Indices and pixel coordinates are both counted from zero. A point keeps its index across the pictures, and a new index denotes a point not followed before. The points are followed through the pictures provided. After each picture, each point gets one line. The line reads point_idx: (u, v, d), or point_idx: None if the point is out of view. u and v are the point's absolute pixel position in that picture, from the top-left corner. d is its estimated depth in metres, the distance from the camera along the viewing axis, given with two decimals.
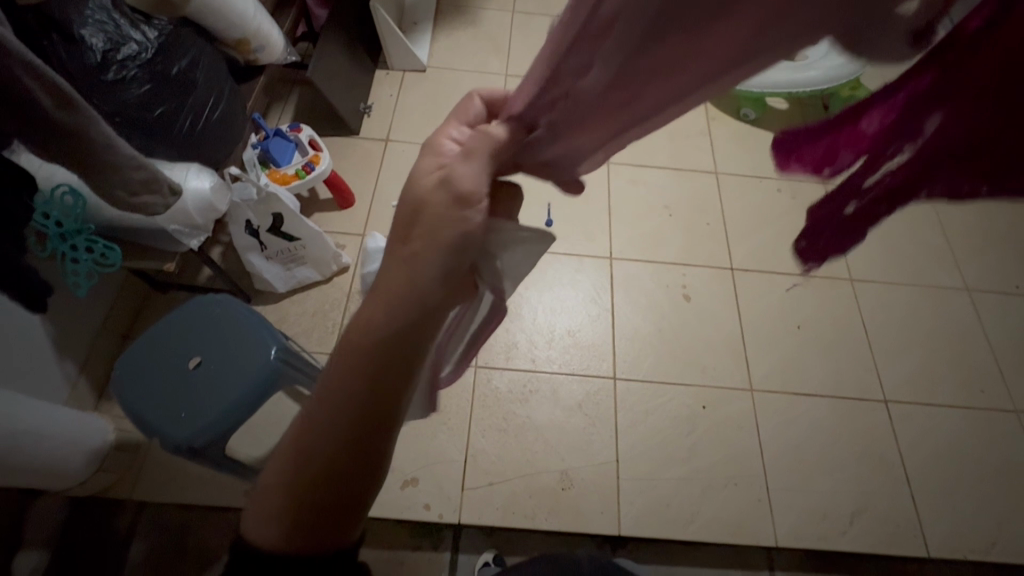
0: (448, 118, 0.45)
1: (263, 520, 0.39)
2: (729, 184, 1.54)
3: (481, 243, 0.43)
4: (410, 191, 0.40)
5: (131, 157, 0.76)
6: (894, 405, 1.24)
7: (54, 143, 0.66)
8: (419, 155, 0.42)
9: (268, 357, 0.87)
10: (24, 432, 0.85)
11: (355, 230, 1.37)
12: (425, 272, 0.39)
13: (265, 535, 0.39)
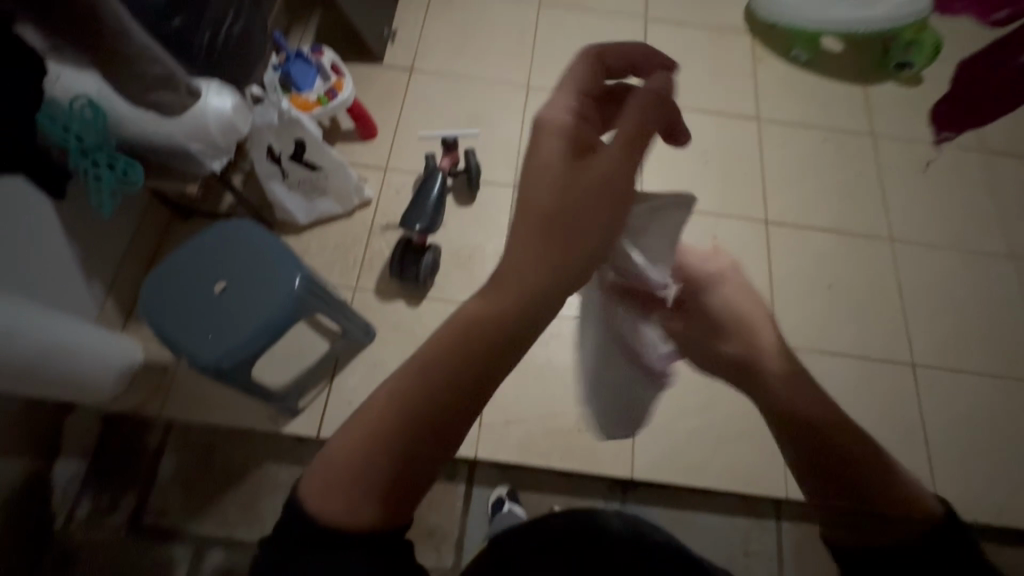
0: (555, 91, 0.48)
1: (336, 496, 0.35)
2: (771, 132, 1.45)
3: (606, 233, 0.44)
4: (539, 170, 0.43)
5: (149, 48, 0.74)
6: (922, 369, 1.22)
7: (71, 30, 0.65)
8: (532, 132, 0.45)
9: (292, 286, 0.87)
10: (33, 341, 0.83)
11: (378, 163, 1.33)
12: (533, 251, 0.40)
13: (346, 515, 0.34)
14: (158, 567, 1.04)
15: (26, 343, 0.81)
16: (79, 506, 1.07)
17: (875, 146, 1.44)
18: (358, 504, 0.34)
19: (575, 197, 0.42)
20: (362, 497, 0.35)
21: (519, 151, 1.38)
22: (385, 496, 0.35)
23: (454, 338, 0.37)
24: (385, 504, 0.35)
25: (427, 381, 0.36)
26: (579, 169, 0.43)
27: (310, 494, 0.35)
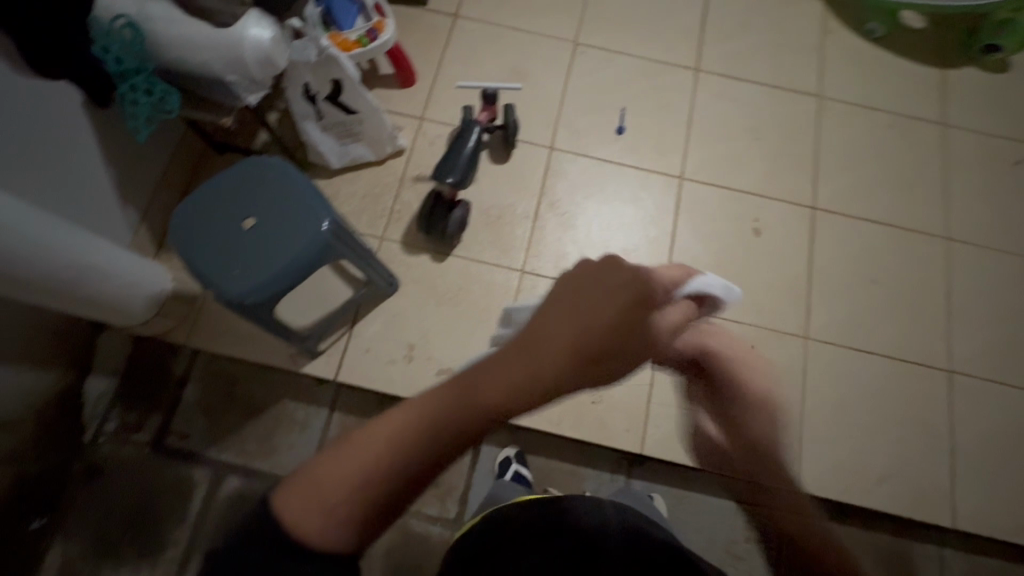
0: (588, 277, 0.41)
1: (316, 519, 0.36)
2: (832, 113, 1.35)
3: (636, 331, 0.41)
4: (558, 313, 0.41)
5: None
6: (959, 376, 1.16)
7: None
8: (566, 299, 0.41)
9: (319, 229, 0.86)
10: (50, 260, 0.82)
11: (414, 112, 1.30)
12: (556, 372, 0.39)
13: (317, 533, 0.36)
14: (178, 485, 1.09)
15: (43, 263, 0.81)
16: (108, 421, 1.12)
17: (943, 136, 1.33)
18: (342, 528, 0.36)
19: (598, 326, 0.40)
20: (346, 521, 0.36)
21: (560, 111, 1.32)
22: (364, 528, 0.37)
23: (441, 411, 0.38)
24: (361, 532, 0.37)
25: (430, 436, 0.38)
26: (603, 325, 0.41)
27: (296, 512, 0.36)
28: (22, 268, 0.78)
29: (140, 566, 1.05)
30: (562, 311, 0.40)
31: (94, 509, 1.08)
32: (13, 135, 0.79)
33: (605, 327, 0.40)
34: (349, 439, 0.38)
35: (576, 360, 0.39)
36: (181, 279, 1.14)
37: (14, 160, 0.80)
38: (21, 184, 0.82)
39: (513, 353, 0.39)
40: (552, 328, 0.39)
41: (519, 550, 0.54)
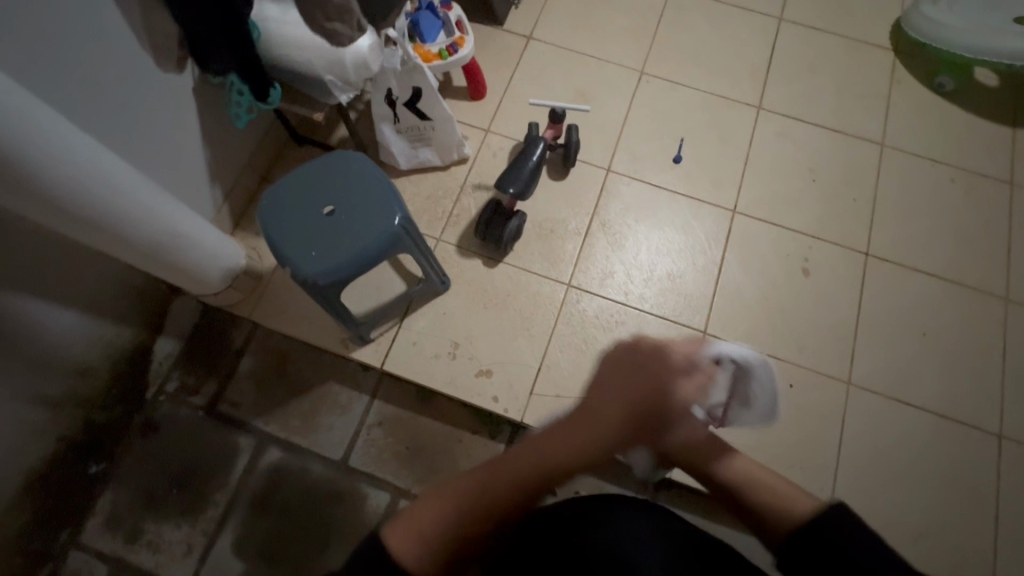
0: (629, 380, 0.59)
1: (405, 543, 0.53)
2: (893, 162, 1.35)
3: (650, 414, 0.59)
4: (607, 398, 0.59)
5: None
6: (1009, 441, 1.12)
7: None
8: (610, 397, 0.59)
9: (391, 222, 0.93)
10: (106, 200, 0.83)
11: (480, 124, 1.37)
12: (606, 433, 0.58)
13: (407, 552, 0.53)
14: (223, 451, 1.16)
15: (129, 224, 0.88)
16: (169, 381, 1.20)
17: (1009, 195, 1.31)
18: (425, 551, 0.54)
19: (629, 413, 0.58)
20: (426, 540, 0.54)
21: (620, 135, 1.37)
22: (443, 547, 0.54)
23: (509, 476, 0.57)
24: (435, 557, 0.54)
25: (500, 487, 0.57)
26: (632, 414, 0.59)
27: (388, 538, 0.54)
28: (81, 208, 0.80)
29: (181, 520, 1.11)
30: (615, 384, 0.59)
31: (144, 463, 1.15)
32: (109, 97, 0.87)
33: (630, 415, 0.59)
34: (430, 493, 0.58)
35: (617, 425, 0.58)
36: (252, 258, 1.22)
37: (109, 120, 0.88)
38: (111, 139, 0.89)
39: (566, 431, 0.59)
40: (603, 401, 0.59)
41: (596, 530, 0.62)
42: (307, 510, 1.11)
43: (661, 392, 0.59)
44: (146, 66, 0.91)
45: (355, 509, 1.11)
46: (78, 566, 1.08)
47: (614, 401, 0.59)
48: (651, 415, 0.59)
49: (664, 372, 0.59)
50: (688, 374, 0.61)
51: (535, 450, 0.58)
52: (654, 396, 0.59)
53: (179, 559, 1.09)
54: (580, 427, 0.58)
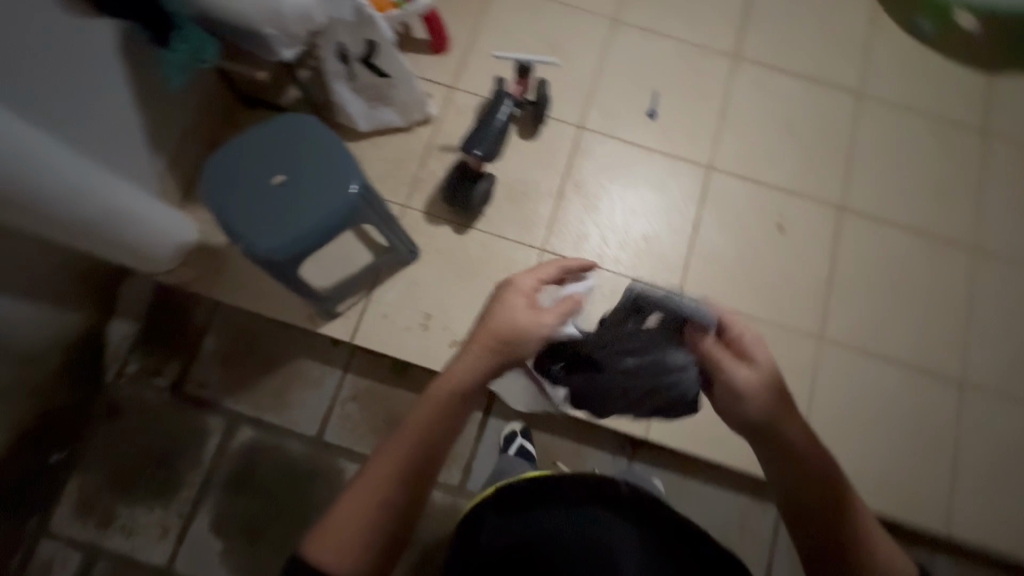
0: (483, 326, 0.65)
1: (336, 553, 0.54)
2: (870, 112, 1.32)
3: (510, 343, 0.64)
4: (473, 345, 0.65)
5: None
6: (970, 388, 1.16)
7: None
8: (472, 345, 0.65)
9: (348, 191, 0.87)
10: (26, 177, 0.74)
11: (445, 80, 1.28)
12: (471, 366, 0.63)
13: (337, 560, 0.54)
14: (193, 432, 1.12)
15: (59, 200, 0.80)
16: (129, 363, 1.15)
17: (983, 145, 1.30)
18: (364, 557, 0.55)
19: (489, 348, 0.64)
20: (358, 542, 0.55)
21: (593, 89, 1.30)
22: (381, 546, 0.56)
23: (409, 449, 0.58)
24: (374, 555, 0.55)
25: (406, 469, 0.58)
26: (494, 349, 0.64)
27: (313, 555, 0.54)
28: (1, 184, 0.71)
29: (154, 503, 1.09)
30: (478, 337, 0.65)
31: (110, 448, 1.11)
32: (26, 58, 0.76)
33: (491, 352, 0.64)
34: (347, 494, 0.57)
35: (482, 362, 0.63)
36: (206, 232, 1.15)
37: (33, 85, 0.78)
38: (48, 112, 0.79)
39: (443, 385, 0.62)
40: (469, 350, 0.64)
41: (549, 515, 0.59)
42: (285, 487, 1.10)
43: (512, 318, 0.65)
44: (67, 22, 0.80)
45: (334, 484, 1.10)
46: (50, 554, 1.06)
47: (476, 345, 0.64)
48: (507, 338, 0.64)
49: (507, 300, 0.67)
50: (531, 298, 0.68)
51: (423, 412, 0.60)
52: (505, 321, 0.65)
53: (155, 542, 1.07)
54: (451, 378, 0.62)
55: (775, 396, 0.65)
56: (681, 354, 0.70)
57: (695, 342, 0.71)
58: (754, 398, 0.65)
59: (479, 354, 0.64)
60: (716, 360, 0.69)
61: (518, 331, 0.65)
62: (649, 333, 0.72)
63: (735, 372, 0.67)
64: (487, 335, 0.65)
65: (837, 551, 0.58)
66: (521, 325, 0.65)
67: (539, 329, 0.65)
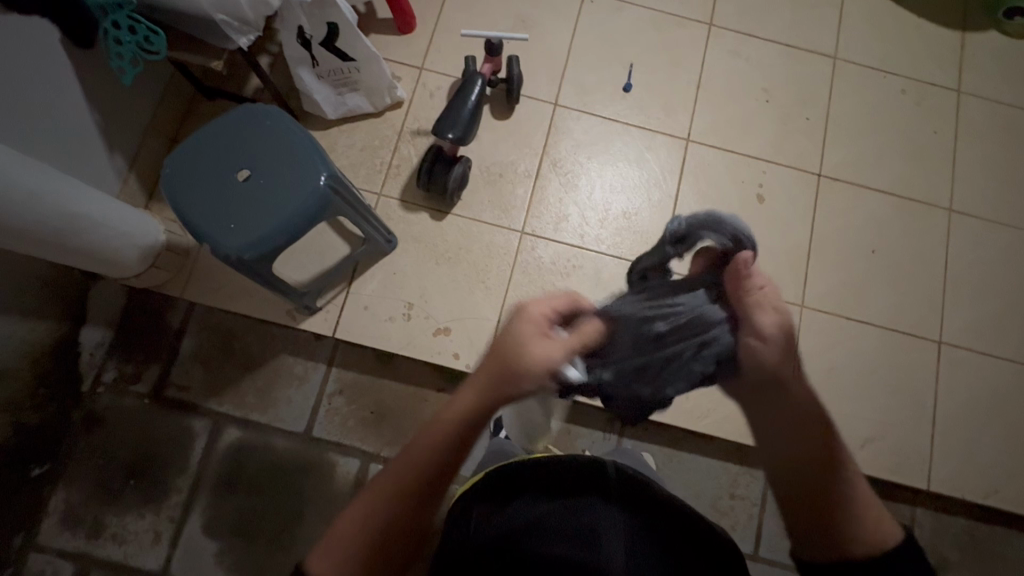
0: (489, 354, 0.57)
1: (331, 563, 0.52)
2: (846, 76, 1.31)
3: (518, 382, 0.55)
4: (484, 375, 0.56)
5: None
6: (948, 347, 1.18)
7: None
8: (479, 370, 0.57)
9: (317, 183, 0.84)
10: None
11: (413, 61, 1.24)
12: (474, 403, 0.56)
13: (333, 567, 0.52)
14: (179, 435, 1.11)
15: (16, 211, 0.76)
16: (105, 371, 1.12)
17: (958, 104, 1.30)
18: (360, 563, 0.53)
19: (498, 382, 0.56)
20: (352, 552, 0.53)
21: (566, 65, 1.27)
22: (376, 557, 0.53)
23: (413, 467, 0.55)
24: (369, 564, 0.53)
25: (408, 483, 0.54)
26: (504, 383, 0.56)
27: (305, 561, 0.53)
28: None
29: (144, 509, 1.07)
30: (488, 365, 0.57)
31: (92, 457, 1.09)
32: None
33: (500, 386, 0.56)
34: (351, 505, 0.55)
35: (491, 395, 0.56)
36: (173, 231, 1.11)
37: None
38: None
39: (454, 408, 0.56)
40: (478, 376, 0.57)
41: (537, 503, 0.58)
42: (276, 485, 1.09)
43: (525, 355, 0.55)
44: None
45: (326, 478, 1.09)
46: (41, 567, 1.04)
47: (484, 376, 0.56)
48: (514, 376, 0.55)
49: (522, 330, 0.57)
50: (542, 328, 0.57)
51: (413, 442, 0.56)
52: (517, 357, 0.56)
53: (148, 548, 1.06)
54: (461, 405, 0.56)
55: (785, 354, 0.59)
56: (716, 307, 0.61)
57: (739, 275, 0.61)
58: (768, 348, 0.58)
59: (491, 387, 0.56)
60: (752, 300, 0.60)
61: (530, 369, 0.55)
62: (672, 293, 0.64)
63: (764, 317, 0.59)
64: (496, 362, 0.56)
65: (822, 525, 0.55)
66: (530, 364, 0.55)
67: (549, 369, 0.56)
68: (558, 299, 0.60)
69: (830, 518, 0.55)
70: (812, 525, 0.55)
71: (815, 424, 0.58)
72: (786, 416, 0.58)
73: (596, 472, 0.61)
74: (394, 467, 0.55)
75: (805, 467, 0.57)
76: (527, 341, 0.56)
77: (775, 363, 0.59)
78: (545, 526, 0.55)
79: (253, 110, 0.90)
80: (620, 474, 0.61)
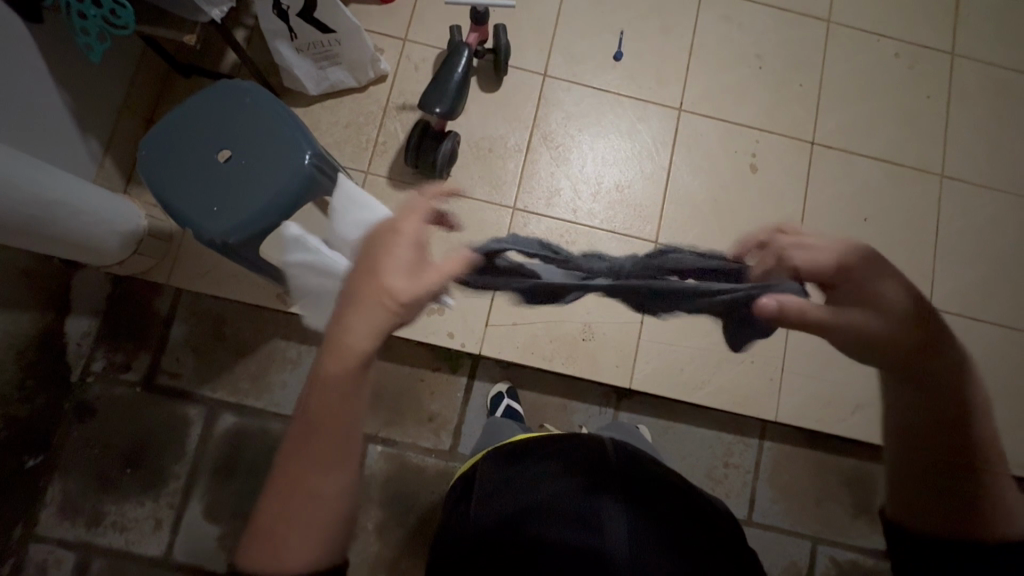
0: (356, 282, 0.52)
1: (301, 546, 0.49)
2: (839, 39, 1.28)
3: (409, 301, 0.51)
4: (358, 302, 0.51)
5: None
6: (938, 313, 1.19)
7: None
8: (352, 301, 0.51)
9: (301, 162, 0.82)
10: None
11: (395, 32, 1.20)
12: (359, 333, 0.50)
13: (303, 550, 0.49)
14: (173, 422, 1.10)
15: None
16: (94, 361, 1.10)
17: (950, 66, 1.28)
18: (326, 534, 0.50)
19: (375, 304, 0.51)
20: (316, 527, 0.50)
21: (555, 34, 1.23)
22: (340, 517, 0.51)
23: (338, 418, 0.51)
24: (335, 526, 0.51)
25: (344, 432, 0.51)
26: (387, 304, 0.51)
27: (241, 560, 0.50)
28: None
29: (143, 497, 1.07)
30: (362, 295, 0.51)
31: (87, 448, 1.08)
32: None
33: (385, 308, 0.51)
34: (293, 485, 0.50)
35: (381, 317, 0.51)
36: (155, 216, 1.08)
37: None
38: None
39: (341, 344, 0.51)
40: (356, 306, 0.51)
41: (544, 482, 0.58)
42: (274, 469, 1.09)
43: (400, 274, 0.51)
44: None
45: None
46: (43, 557, 1.04)
47: (357, 300, 0.51)
48: (398, 299, 0.51)
49: (393, 252, 0.52)
50: (411, 246, 0.53)
51: (320, 404, 0.51)
52: (392, 278, 0.51)
53: (149, 535, 1.06)
54: (348, 339, 0.50)
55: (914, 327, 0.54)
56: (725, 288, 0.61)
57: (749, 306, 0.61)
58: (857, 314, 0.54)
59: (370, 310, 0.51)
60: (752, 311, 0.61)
61: (413, 290, 0.51)
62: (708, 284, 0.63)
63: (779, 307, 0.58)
64: (367, 288, 0.51)
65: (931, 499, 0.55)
66: (415, 285, 0.51)
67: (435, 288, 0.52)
68: (420, 207, 0.55)
69: (935, 495, 0.54)
70: (917, 497, 0.55)
71: (953, 400, 0.53)
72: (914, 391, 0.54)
73: (593, 459, 0.60)
74: (320, 424, 0.51)
75: (916, 436, 0.55)
76: (400, 261, 0.52)
77: (905, 339, 0.54)
78: (546, 513, 0.54)
79: (215, 86, 0.86)
80: (621, 458, 0.61)
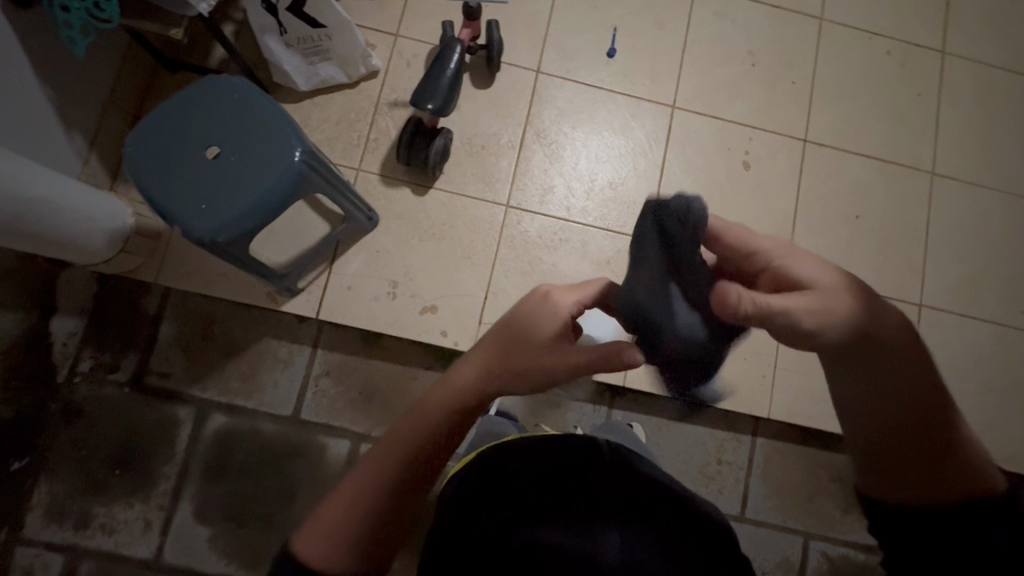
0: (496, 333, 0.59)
1: (325, 546, 0.51)
2: (831, 36, 1.29)
3: (512, 369, 0.56)
4: (489, 352, 0.57)
5: None
6: (928, 310, 1.20)
7: None
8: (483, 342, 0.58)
9: (292, 159, 0.80)
10: None
11: (387, 27, 1.18)
12: (467, 374, 0.57)
13: (323, 553, 0.50)
14: (163, 423, 1.08)
15: None
16: (80, 361, 1.08)
17: (941, 64, 1.29)
18: (353, 543, 0.51)
19: (493, 366, 0.56)
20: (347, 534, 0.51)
21: (548, 31, 1.23)
22: (370, 535, 0.52)
23: (407, 450, 0.54)
24: (362, 546, 0.52)
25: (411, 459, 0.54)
26: (501, 364, 0.56)
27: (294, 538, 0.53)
28: None
29: (132, 499, 1.06)
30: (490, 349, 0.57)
31: (73, 450, 1.06)
32: None
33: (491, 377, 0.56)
34: (355, 482, 0.54)
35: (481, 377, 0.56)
36: (142, 214, 1.06)
37: None
38: None
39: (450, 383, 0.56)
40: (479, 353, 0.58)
41: (541, 482, 0.58)
42: (265, 470, 1.08)
43: (530, 340, 0.57)
44: None
45: (318, 460, 1.08)
46: (29, 560, 1.03)
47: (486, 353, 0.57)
48: (505, 366, 0.56)
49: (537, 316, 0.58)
50: (556, 318, 0.58)
51: (410, 424, 0.55)
52: (516, 347, 0.56)
53: (138, 537, 1.05)
54: (461, 378, 0.56)
55: (851, 292, 0.51)
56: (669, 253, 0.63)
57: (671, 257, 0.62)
58: (780, 298, 0.51)
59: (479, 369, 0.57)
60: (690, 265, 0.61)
61: (528, 362, 0.56)
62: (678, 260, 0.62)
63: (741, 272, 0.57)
64: (500, 343, 0.57)
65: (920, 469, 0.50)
66: (534, 356, 0.56)
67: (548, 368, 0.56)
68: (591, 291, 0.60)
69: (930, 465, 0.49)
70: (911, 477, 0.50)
71: (909, 356, 0.50)
72: (873, 357, 0.50)
73: (592, 461, 0.60)
74: (400, 437, 0.55)
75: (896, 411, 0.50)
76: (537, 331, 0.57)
77: (881, 320, 0.51)
78: (546, 516, 0.55)
79: (204, 81, 0.84)
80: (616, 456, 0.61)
